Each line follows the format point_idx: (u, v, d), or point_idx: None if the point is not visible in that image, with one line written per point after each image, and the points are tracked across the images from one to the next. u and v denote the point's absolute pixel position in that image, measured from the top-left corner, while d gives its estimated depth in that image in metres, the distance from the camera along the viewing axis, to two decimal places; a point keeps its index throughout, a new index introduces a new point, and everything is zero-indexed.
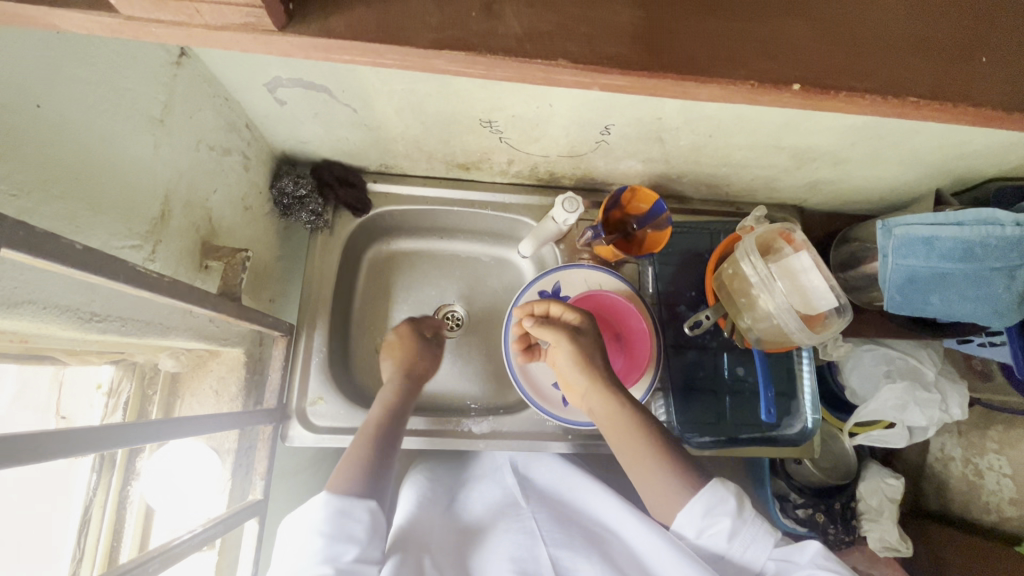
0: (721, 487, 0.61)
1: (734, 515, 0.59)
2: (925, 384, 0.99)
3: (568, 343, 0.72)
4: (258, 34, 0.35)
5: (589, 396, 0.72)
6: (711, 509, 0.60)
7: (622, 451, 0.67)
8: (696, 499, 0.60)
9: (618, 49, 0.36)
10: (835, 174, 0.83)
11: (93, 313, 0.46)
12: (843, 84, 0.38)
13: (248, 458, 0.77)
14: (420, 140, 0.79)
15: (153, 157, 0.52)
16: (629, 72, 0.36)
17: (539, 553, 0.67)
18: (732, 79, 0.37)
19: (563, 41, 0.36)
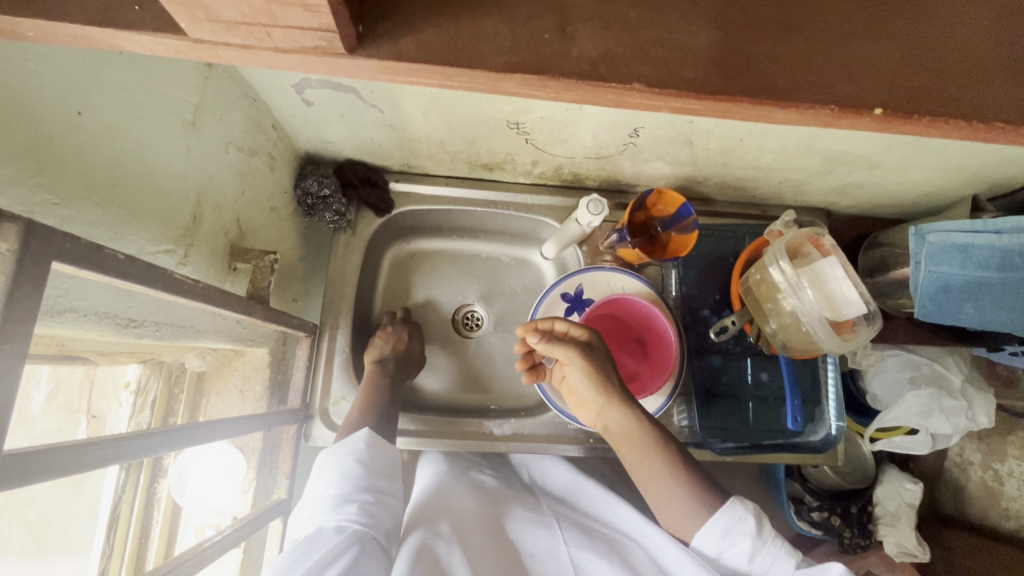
0: (740, 506, 0.61)
1: (753, 535, 0.59)
2: (951, 391, 0.98)
3: (583, 363, 0.68)
4: (325, 56, 0.35)
5: (605, 414, 0.70)
6: (730, 529, 0.60)
7: (643, 469, 0.67)
8: (714, 520, 0.60)
9: (695, 73, 0.35)
10: (867, 178, 0.82)
11: (130, 319, 0.46)
12: (931, 108, 0.36)
13: (271, 457, 0.76)
14: (445, 141, 0.78)
15: (186, 159, 0.52)
16: (707, 97, 0.35)
17: (559, 555, 0.67)
18: (812, 103, 0.36)
19: (636, 61, 0.35)
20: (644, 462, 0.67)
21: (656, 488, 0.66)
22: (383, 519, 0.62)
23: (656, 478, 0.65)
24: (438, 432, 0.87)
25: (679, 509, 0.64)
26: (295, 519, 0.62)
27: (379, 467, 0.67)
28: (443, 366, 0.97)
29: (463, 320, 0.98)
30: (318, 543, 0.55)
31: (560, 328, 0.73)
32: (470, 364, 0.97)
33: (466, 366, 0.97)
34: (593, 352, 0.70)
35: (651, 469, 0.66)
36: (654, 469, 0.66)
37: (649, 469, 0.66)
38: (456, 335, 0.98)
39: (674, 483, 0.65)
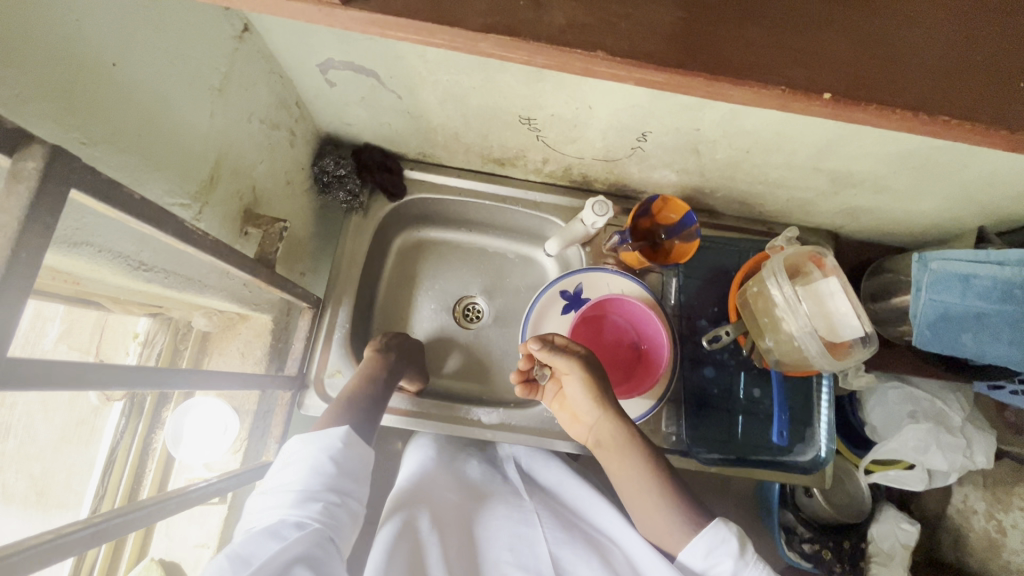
0: (723, 527, 0.61)
1: (736, 556, 0.59)
2: (951, 428, 0.96)
3: (583, 374, 0.71)
4: (323, 7, 0.37)
5: (601, 427, 0.72)
6: (713, 549, 0.60)
7: (631, 481, 0.68)
8: (698, 539, 0.61)
9: (654, 47, 0.37)
10: (874, 202, 0.82)
11: (141, 262, 0.49)
12: (874, 96, 0.37)
13: (265, 421, 0.79)
14: (460, 132, 0.81)
15: (210, 123, 0.55)
16: (665, 68, 0.37)
17: (538, 548, 0.69)
18: (766, 83, 0.37)
19: (601, 33, 0.37)
20: (633, 476, 0.68)
21: (642, 500, 0.67)
22: (343, 521, 0.61)
23: (643, 489, 0.67)
24: (429, 412, 0.89)
25: (662, 521, 0.65)
26: (258, 502, 0.62)
27: (349, 469, 0.65)
28: (440, 354, 0.99)
29: (463, 312, 1.01)
30: (278, 535, 0.54)
31: (560, 339, 0.75)
32: (466, 355, 0.99)
33: (464, 355, 0.99)
34: (592, 365, 0.72)
35: (640, 481, 0.67)
36: (643, 479, 0.67)
37: (636, 483, 0.68)
38: (455, 325, 1.00)
39: (661, 496, 0.66)
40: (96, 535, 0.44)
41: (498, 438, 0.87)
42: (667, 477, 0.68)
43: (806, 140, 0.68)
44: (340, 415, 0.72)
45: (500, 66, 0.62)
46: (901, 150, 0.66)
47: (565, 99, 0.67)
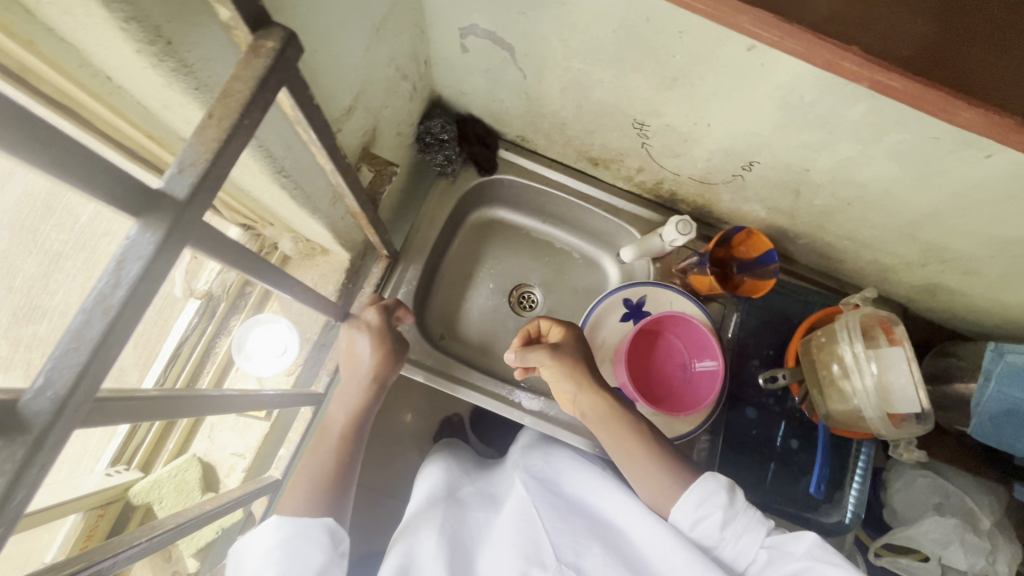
0: (714, 482, 0.65)
1: (725, 507, 0.63)
2: (977, 529, 0.94)
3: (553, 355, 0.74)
4: None
5: (579, 403, 0.74)
6: (703, 501, 0.64)
7: (626, 449, 0.70)
8: (689, 493, 0.64)
9: (908, 52, 0.28)
10: (958, 284, 0.81)
11: (283, 170, 0.50)
12: None
13: (320, 354, 0.82)
14: (568, 124, 0.83)
15: (362, 57, 0.58)
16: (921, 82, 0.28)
17: (540, 539, 0.67)
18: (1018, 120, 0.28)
19: (855, 28, 0.29)
20: (624, 442, 0.71)
21: (639, 465, 0.69)
22: None
23: (639, 455, 0.69)
24: (472, 383, 0.89)
25: (659, 480, 0.67)
26: None
27: (302, 557, 0.58)
28: (488, 334, 1.00)
29: (519, 298, 1.02)
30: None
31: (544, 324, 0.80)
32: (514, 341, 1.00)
33: (511, 340, 1.00)
34: (575, 345, 0.77)
35: (625, 443, 0.70)
36: (628, 444, 0.70)
37: (623, 446, 0.70)
38: (508, 310, 1.01)
39: (655, 457, 0.69)
40: (175, 407, 0.44)
41: (534, 425, 0.88)
42: (657, 442, 0.71)
43: (914, 204, 0.68)
44: (310, 468, 0.66)
45: (638, 64, 0.64)
46: (1010, 235, 0.65)
47: (688, 111, 0.68)
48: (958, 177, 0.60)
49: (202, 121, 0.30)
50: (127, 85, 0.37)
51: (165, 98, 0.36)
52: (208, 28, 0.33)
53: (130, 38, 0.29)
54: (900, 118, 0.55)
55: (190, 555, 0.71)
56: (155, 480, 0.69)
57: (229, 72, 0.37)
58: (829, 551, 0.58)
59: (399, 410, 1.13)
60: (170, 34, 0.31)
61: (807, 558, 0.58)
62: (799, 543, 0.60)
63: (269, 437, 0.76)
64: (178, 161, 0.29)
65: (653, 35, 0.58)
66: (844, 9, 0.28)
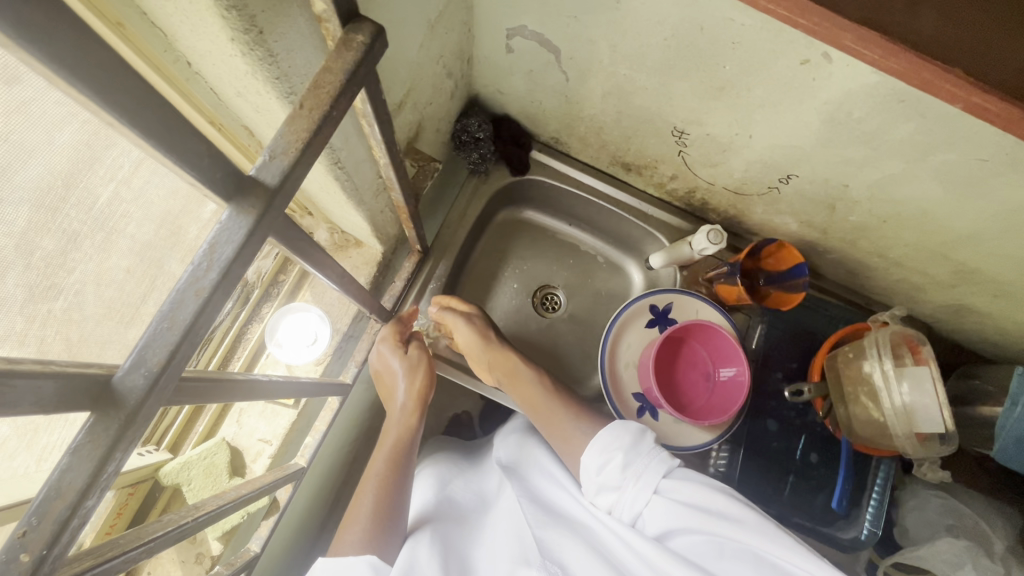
0: (619, 429, 0.67)
1: (627, 452, 0.64)
2: (991, 552, 0.91)
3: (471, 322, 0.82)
4: None
5: (494, 368, 0.81)
6: (608, 447, 0.66)
7: (539, 405, 0.77)
8: (595, 440, 0.68)
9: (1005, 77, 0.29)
10: (988, 307, 0.81)
11: (338, 161, 0.51)
12: None
13: (348, 345, 0.83)
14: (605, 128, 0.83)
15: (415, 53, 0.59)
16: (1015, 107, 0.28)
17: (527, 538, 0.65)
18: None
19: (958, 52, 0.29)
20: (536, 397, 0.78)
21: (547, 417, 0.76)
22: None
23: (550, 409, 0.76)
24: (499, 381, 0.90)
25: (566, 428, 0.73)
26: None
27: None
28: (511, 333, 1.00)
29: (542, 300, 1.02)
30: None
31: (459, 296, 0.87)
32: (537, 342, 1.00)
33: (533, 340, 1.00)
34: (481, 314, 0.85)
35: (538, 401, 0.77)
36: (539, 402, 0.77)
37: (536, 405, 0.77)
38: (532, 310, 1.02)
39: (563, 408, 0.75)
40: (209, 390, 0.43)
41: None
42: (567, 398, 0.77)
43: (952, 224, 0.68)
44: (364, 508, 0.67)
45: (685, 73, 0.64)
46: None
47: (730, 122, 0.69)
48: (1002, 199, 0.60)
49: (294, 111, 0.31)
50: (207, 71, 0.37)
51: (243, 85, 0.37)
52: (294, 18, 0.34)
53: (227, 26, 0.30)
54: (950, 138, 0.55)
55: (216, 537, 0.72)
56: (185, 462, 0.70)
57: (306, 63, 0.38)
58: (714, 494, 0.58)
59: None
60: (262, 24, 0.31)
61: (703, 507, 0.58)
62: (688, 486, 0.60)
63: (295, 425, 0.77)
64: (270, 148, 0.30)
65: (704, 45, 0.58)
66: (935, 31, 0.29)
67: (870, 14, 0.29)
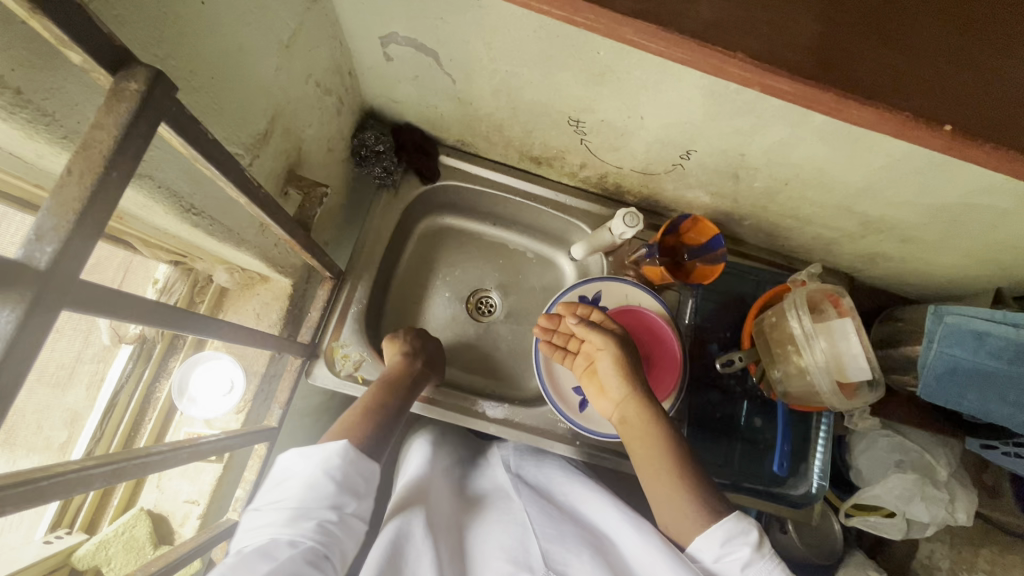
0: (743, 519, 0.59)
1: (753, 547, 0.57)
2: (936, 481, 0.96)
3: (617, 351, 0.74)
4: None
5: (626, 405, 0.72)
6: (731, 538, 0.58)
7: (652, 462, 0.66)
8: (717, 526, 0.59)
9: (795, 57, 0.32)
10: (896, 252, 0.83)
11: (192, 207, 0.48)
12: (993, 134, 0.32)
13: (271, 384, 0.79)
14: (505, 126, 0.81)
15: (272, 77, 0.55)
16: (802, 79, 0.31)
17: (530, 544, 0.64)
18: (894, 107, 0.31)
19: (744, 36, 0.32)
20: (654, 457, 0.67)
21: (661, 486, 0.65)
22: (340, 540, 0.56)
23: (667, 476, 0.65)
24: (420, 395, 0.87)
25: (678, 504, 0.62)
26: (246, 521, 0.57)
27: (351, 487, 0.59)
28: (449, 344, 0.98)
29: (477, 304, 1.00)
30: (266, 558, 0.50)
31: (597, 316, 0.79)
32: (476, 349, 0.98)
33: (472, 347, 0.98)
34: (625, 343, 0.75)
35: (660, 459, 0.66)
36: (659, 461, 0.66)
37: (657, 462, 0.66)
38: (467, 317, 0.99)
39: (680, 476, 0.64)
40: (115, 472, 0.43)
41: (500, 433, 0.87)
42: (694, 473, 0.65)
43: (847, 179, 0.69)
44: (360, 432, 0.65)
45: (565, 63, 0.62)
46: (937, 202, 0.67)
47: (620, 106, 0.68)
48: (884, 150, 0.61)
49: (61, 178, 0.27)
50: None
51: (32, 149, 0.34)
52: (54, 62, 0.33)
53: None
54: None
55: None
56: (103, 541, 0.68)
57: None
58: None
59: None
60: (18, 83, 0.31)
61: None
62: None
63: (222, 479, 0.74)
64: (35, 227, 0.27)
65: (574, 34, 0.57)
66: None
67: (656, 9, 0.32)
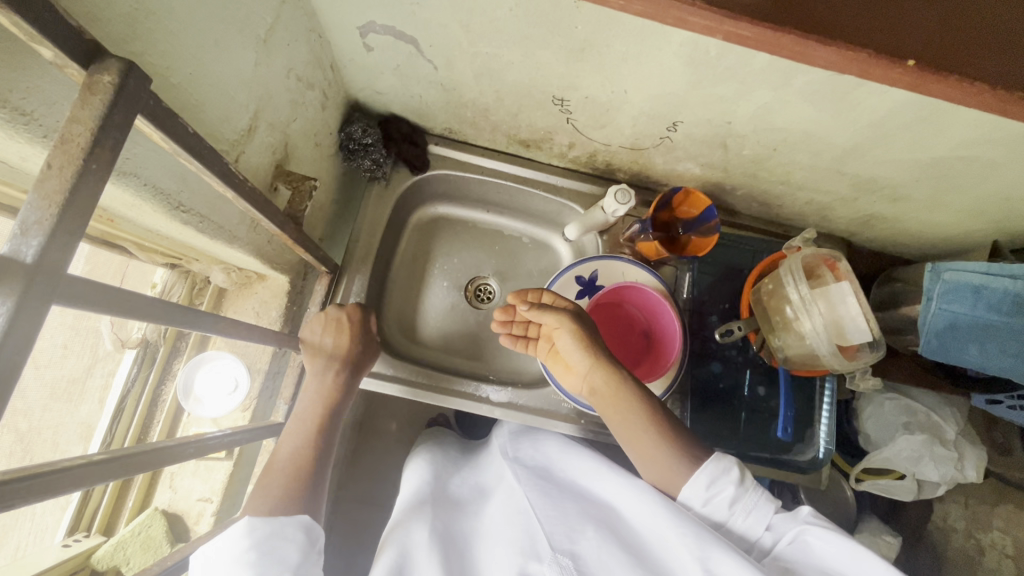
0: (723, 459, 0.63)
1: (737, 483, 0.61)
2: (944, 441, 0.96)
3: (573, 326, 0.73)
4: None
5: (591, 376, 0.73)
6: (715, 480, 0.61)
7: (627, 424, 0.68)
8: (700, 471, 0.62)
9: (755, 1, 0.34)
10: (892, 211, 0.83)
11: (181, 204, 0.48)
12: (955, 67, 0.34)
13: (275, 381, 0.81)
14: (491, 110, 0.81)
15: (253, 72, 0.55)
16: (760, 22, 0.34)
17: (534, 531, 0.64)
18: (855, 44, 0.34)
19: None
20: (630, 420, 0.68)
21: (644, 447, 0.66)
22: None
23: (645, 438, 0.66)
24: (422, 384, 0.88)
25: (663, 461, 0.65)
26: None
27: (279, 556, 0.55)
28: (449, 333, 0.98)
29: (475, 292, 1.00)
30: None
31: (546, 297, 0.78)
32: (476, 335, 0.98)
33: (473, 335, 0.98)
34: (580, 319, 0.75)
35: (637, 420, 0.67)
36: (638, 422, 0.67)
37: (634, 425, 0.68)
38: (466, 305, 0.99)
39: (656, 434, 0.66)
40: (120, 466, 0.45)
41: (505, 417, 0.88)
42: (666, 426, 0.67)
43: (836, 140, 0.69)
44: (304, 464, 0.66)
45: (544, 40, 0.62)
46: (928, 155, 0.66)
47: (603, 81, 0.68)
48: (871, 108, 0.61)
49: (42, 172, 0.28)
50: None
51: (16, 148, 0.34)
52: (27, 61, 0.34)
53: None
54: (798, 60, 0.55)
55: None
56: (120, 542, 0.75)
57: None
58: (823, 518, 0.60)
59: (375, 423, 1.11)
60: None
61: (801, 522, 0.59)
62: (796, 515, 0.61)
63: (233, 476, 0.79)
64: (20, 221, 0.28)
65: (551, 9, 0.57)
66: None
67: None
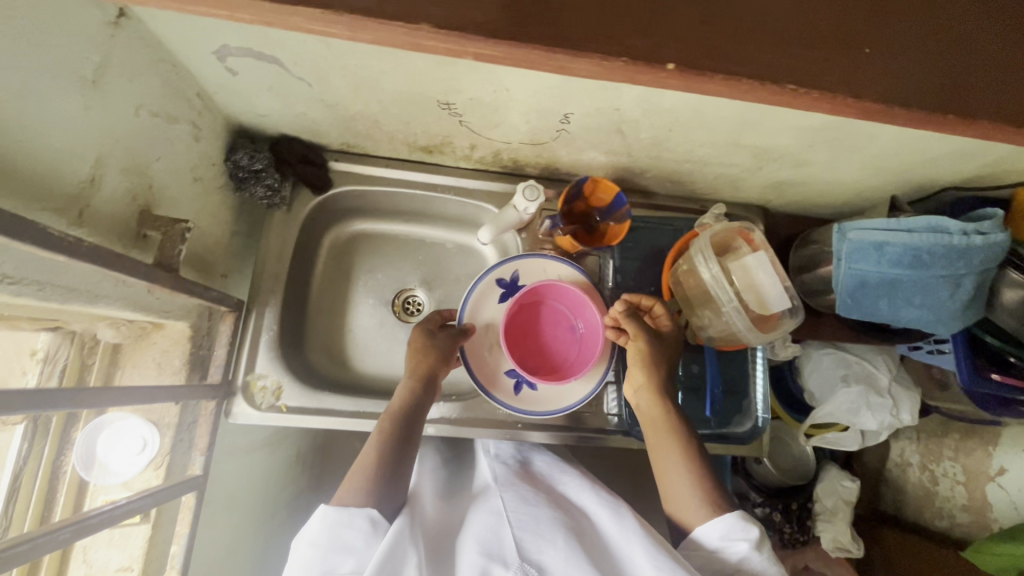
0: (747, 520, 0.62)
1: (752, 543, 0.60)
2: (879, 389, 0.98)
3: (649, 342, 0.77)
4: None
5: (642, 394, 0.76)
6: (730, 534, 0.61)
7: (662, 448, 0.71)
8: (719, 519, 0.62)
9: (485, 17, 0.40)
10: (797, 176, 0.83)
11: (5, 275, 0.46)
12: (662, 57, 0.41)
13: (191, 432, 0.78)
14: (381, 121, 0.78)
15: (84, 118, 0.51)
16: (497, 36, 0.40)
17: (503, 534, 0.61)
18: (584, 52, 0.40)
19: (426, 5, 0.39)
20: (665, 450, 0.71)
21: (666, 476, 0.69)
22: None
23: (673, 468, 0.69)
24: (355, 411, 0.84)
25: (681, 496, 0.66)
26: None
27: (343, 543, 0.58)
28: (382, 351, 0.95)
29: (404, 305, 0.97)
30: None
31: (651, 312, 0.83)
32: None
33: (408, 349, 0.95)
34: (661, 342, 0.79)
35: (672, 451, 0.70)
36: (674, 455, 0.70)
37: (667, 455, 0.70)
38: (395, 320, 0.96)
39: (686, 462, 0.68)
40: None
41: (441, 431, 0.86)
42: (699, 463, 0.69)
43: (723, 116, 0.68)
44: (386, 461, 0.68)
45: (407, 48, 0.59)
46: (812, 122, 0.66)
47: (481, 82, 0.65)
48: None
49: None
50: None
51: None
52: None
53: None
54: None
55: None
56: None
57: None
58: None
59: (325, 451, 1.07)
60: None
61: None
62: None
63: (153, 539, 0.75)
64: None
65: None
66: None
67: None
